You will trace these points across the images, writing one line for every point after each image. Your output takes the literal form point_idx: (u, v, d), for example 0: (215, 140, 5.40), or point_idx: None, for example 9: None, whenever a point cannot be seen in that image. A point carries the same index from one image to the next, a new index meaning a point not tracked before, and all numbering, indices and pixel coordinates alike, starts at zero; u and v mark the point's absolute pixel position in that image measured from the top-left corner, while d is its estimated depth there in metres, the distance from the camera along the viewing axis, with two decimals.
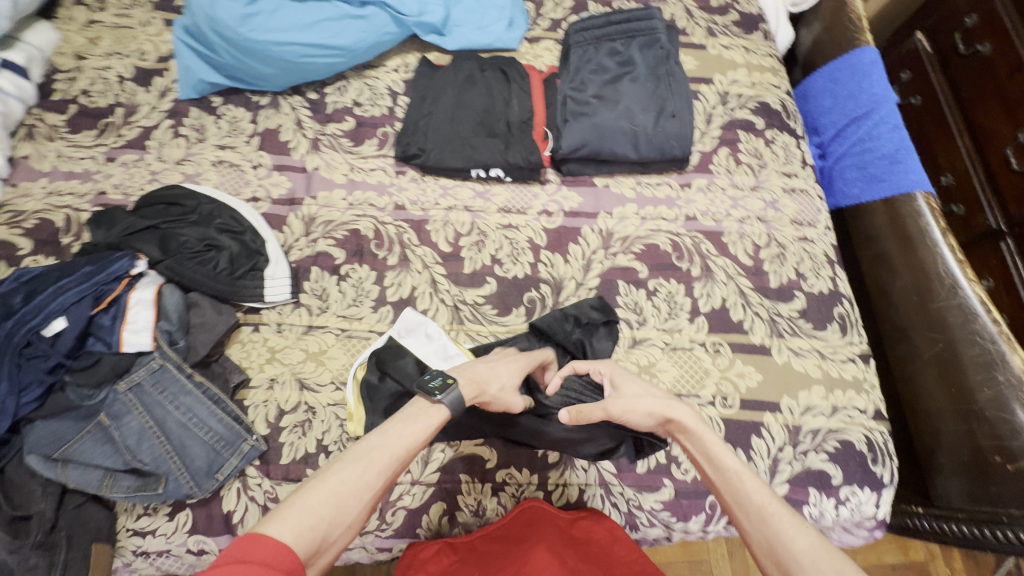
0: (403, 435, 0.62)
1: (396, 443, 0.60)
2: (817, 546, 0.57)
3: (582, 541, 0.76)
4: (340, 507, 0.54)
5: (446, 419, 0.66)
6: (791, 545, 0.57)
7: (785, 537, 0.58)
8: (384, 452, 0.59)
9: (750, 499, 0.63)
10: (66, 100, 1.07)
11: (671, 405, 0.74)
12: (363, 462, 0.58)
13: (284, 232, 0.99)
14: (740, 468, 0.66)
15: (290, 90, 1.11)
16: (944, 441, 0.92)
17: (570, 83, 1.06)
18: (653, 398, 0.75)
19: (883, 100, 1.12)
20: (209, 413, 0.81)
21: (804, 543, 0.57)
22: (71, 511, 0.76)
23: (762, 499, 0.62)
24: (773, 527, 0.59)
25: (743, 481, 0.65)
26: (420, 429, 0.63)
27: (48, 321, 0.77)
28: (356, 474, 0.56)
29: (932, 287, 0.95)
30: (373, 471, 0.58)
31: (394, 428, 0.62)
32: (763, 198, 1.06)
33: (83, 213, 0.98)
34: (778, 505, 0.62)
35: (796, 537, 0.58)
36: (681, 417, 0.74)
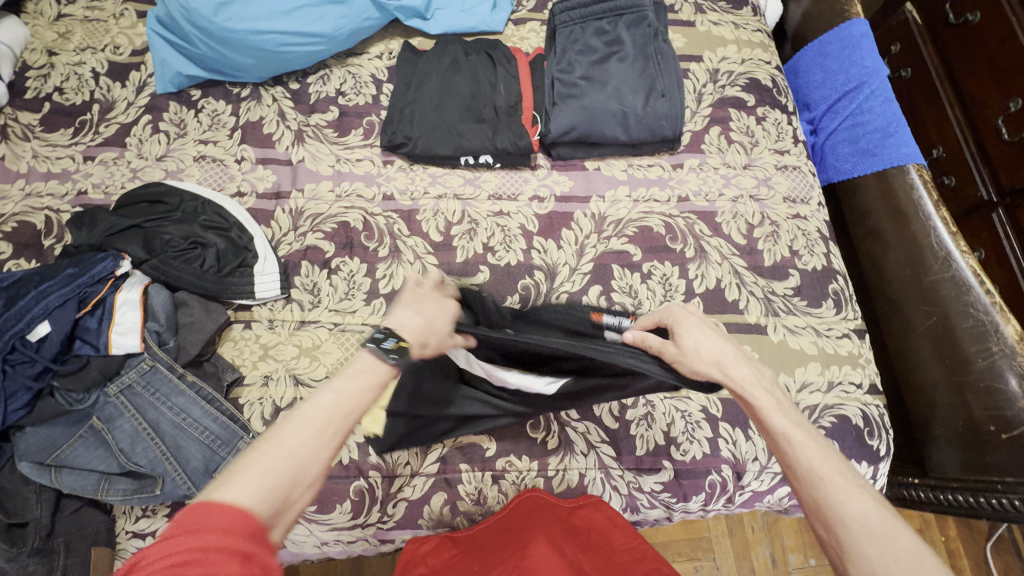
0: (357, 385, 0.54)
1: (349, 400, 0.52)
2: (872, 516, 0.50)
3: (582, 528, 0.76)
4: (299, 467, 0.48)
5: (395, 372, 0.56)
6: (841, 510, 0.51)
7: (835, 501, 0.51)
8: (336, 408, 0.52)
9: (803, 464, 0.54)
10: (39, 98, 1.04)
11: (729, 358, 0.60)
12: (314, 419, 0.50)
13: (272, 227, 0.97)
14: (790, 423, 0.57)
15: (271, 81, 1.08)
16: (939, 413, 0.93)
17: (558, 64, 1.03)
18: (713, 346, 0.61)
19: (873, 72, 1.11)
20: (203, 412, 0.80)
21: (857, 509, 0.51)
22: (69, 516, 0.75)
23: (816, 463, 0.54)
24: (822, 490, 0.52)
25: (791, 437, 0.56)
26: (374, 386, 0.54)
27: (33, 327, 0.75)
28: (307, 434, 0.49)
29: (925, 261, 0.95)
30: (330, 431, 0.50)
31: (344, 380, 0.54)
32: (755, 176, 1.05)
33: (64, 214, 0.96)
34: (832, 466, 0.54)
35: (848, 503, 0.51)
36: (738, 371, 0.60)
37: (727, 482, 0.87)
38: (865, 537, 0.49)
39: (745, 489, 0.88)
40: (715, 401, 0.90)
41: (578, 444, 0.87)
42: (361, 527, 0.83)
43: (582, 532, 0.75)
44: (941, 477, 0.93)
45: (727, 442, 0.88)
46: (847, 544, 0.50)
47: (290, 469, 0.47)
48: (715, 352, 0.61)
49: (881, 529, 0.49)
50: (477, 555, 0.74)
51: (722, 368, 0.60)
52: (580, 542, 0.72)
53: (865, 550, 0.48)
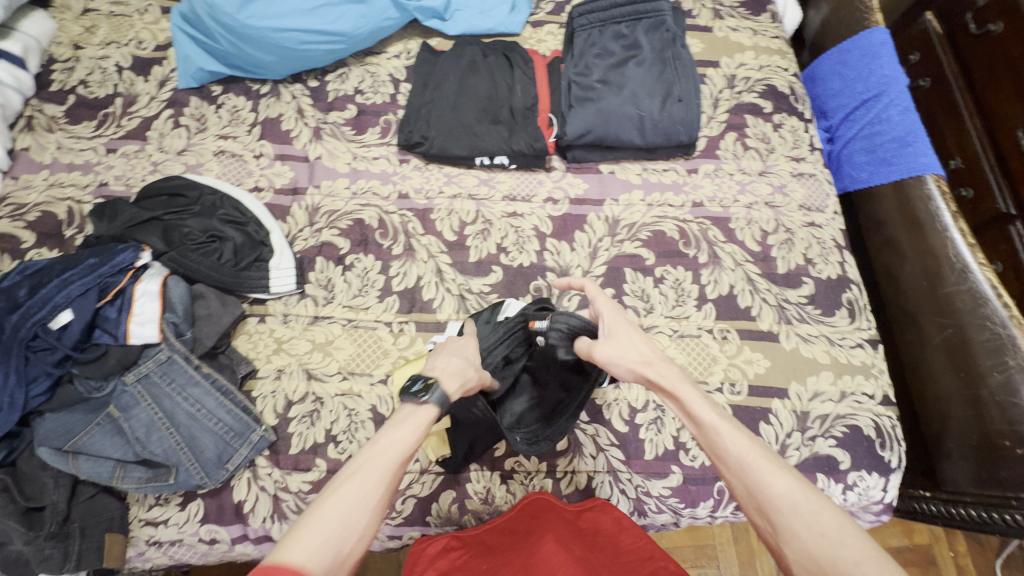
0: (400, 435, 0.58)
1: (387, 448, 0.56)
2: (796, 492, 0.53)
3: (590, 530, 0.76)
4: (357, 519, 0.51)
5: (437, 413, 0.62)
6: (766, 492, 0.54)
7: (761, 483, 0.54)
8: (386, 459, 0.55)
9: (727, 451, 0.58)
10: (64, 91, 1.06)
11: (652, 361, 0.65)
12: (377, 469, 0.54)
13: (288, 223, 0.98)
14: (714, 416, 0.60)
15: (291, 79, 1.09)
16: (953, 426, 0.92)
17: (575, 67, 1.04)
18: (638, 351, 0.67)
19: (892, 81, 1.10)
20: (217, 404, 0.81)
21: (782, 489, 0.54)
22: (84, 503, 0.76)
23: (740, 449, 0.57)
24: (750, 474, 0.55)
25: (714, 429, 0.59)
26: (409, 431, 0.58)
27: (55, 315, 0.77)
28: (370, 480, 0.53)
29: (941, 272, 0.95)
30: (384, 479, 0.54)
31: (392, 433, 0.58)
32: (771, 183, 1.05)
33: (85, 206, 0.98)
34: (755, 449, 0.57)
35: (773, 481, 0.54)
36: (661, 374, 0.65)
37: None
38: (792, 514, 0.52)
39: None
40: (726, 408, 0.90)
41: (587, 447, 0.87)
42: None
43: (590, 533, 0.75)
44: (953, 491, 0.92)
45: None
46: (779, 525, 0.52)
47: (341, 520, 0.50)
48: (641, 352, 0.67)
49: (805, 504, 0.52)
50: (485, 553, 0.74)
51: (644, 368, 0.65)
52: (590, 542, 0.73)
53: (795, 527, 0.51)
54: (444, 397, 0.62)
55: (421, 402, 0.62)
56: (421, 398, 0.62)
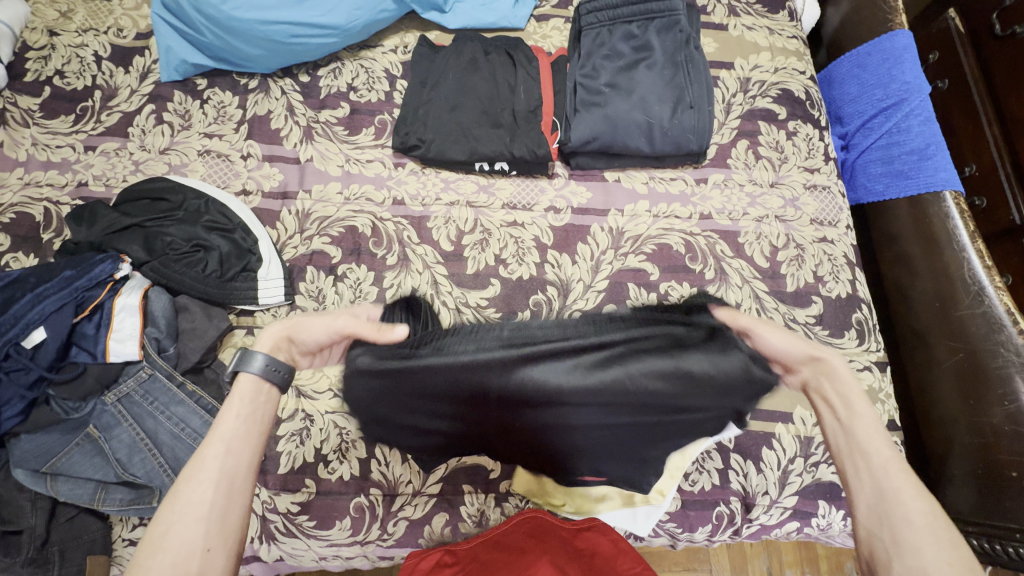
0: (225, 422, 0.55)
1: (212, 441, 0.53)
2: (931, 521, 0.50)
3: (587, 552, 0.74)
4: (187, 534, 0.48)
5: (262, 377, 0.60)
6: (900, 510, 0.51)
7: (896, 501, 0.51)
8: (210, 464, 0.52)
9: (872, 452, 0.56)
10: (39, 82, 1.00)
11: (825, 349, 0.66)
12: (201, 476, 0.51)
13: (278, 229, 0.94)
14: (870, 415, 0.59)
15: (280, 73, 1.03)
16: (957, 452, 0.90)
17: (581, 68, 0.98)
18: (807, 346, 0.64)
19: (915, 89, 1.03)
20: (202, 423, 0.78)
21: (919, 506, 0.51)
22: (64, 524, 0.74)
23: (885, 454, 0.55)
24: (885, 489, 0.52)
25: (856, 442, 0.57)
26: (230, 416, 0.56)
27: (28, 332, 0.73)
28: (189, 491, 0.50)
29: (955, 294, 0.91)
30: (210, 480, 0.50)
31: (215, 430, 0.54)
32: (783, 195, 1.01)
33: (64, 207, 0.93)
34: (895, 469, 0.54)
35: (908, 501, 0.51)
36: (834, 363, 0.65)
37: (735, 515, 0.85)
38: (925, 538, 0.48)
39: (753, 522, 0.86)
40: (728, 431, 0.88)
41: None
42: (361, 544, 0.82)
43: (585, 556, 0.73)
44: None
45: (738, 474, 0.86)
46: (907, 540, 0.49)
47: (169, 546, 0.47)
48: (803, 352, 0.63)
49: (938, 535, 0.48)
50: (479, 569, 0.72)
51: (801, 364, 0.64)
52: (587, 564, 0.71)
53: (918, 542, 0.48)
54: (264, 360, 0.60)
55: (242, 374, 0.59)
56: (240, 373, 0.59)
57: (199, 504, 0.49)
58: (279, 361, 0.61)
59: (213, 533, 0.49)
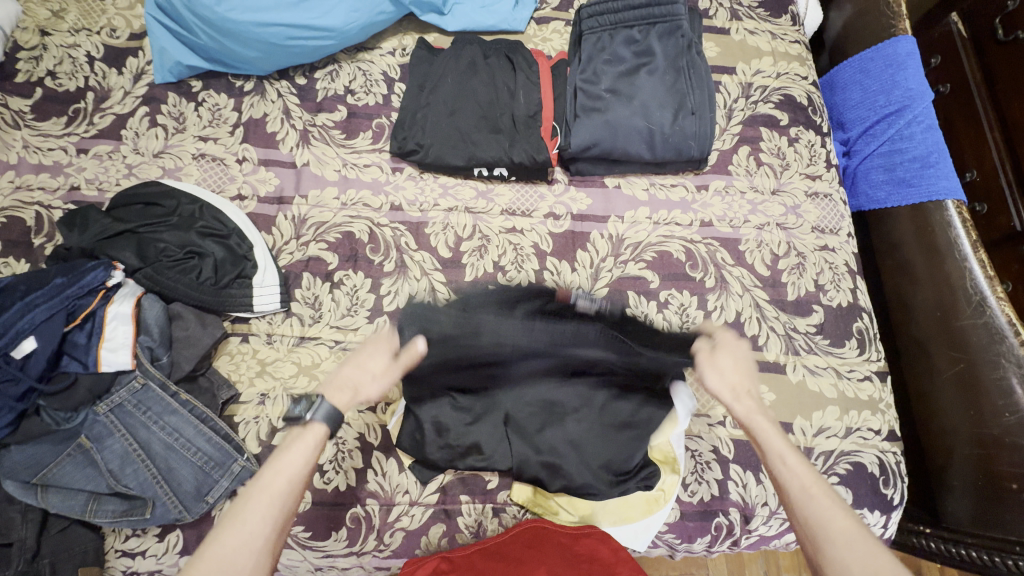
0: (289, 460, 0.62)
1: (277, 478, 0.60)
2: (854, 534, 0.58)
3: (588, 558, 0.71)
4: (239, 562, 0.54)
5: (328, 428, 0.66)
6: (824, 527, 0.59)
7: (819, 519, 0.60)
8: (272, 499, 0.59)
9: (790, 480, 0.64)
10: (31, 82, 0.98)
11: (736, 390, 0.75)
12: (261, 509, 0.58)
13: (273, 234, 0.92)
14: (783, 446, 0.67)
15: (276, 75, 1.02)
16: (956, 462, 0.89)
17: (582, 72, 0.97)
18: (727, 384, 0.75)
19: (918, 96, 1.03)
20: (196, 432, 0.77)
21: (839, 524, 0.59)
22: (56, 536, 0.73)
23: (802, 480, 0.63)
24: (811, 510, 0.61)
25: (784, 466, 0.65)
26: (299, 457, 0.62)
27: (18, 342, 0.72)
28: (251, 522, 0.57)
29: (957, 303, 0.91)
30: (270, 515, 0.58)
31: (278, 467, 0.61)
32: (784, 203, 1.00)
33: (55, 211, 0.91)
34: (818, 487, 0.63)
35: (831, 520, 0.60)
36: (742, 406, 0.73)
37: (734, 526, 0.85)
38: (846, 551, 0.56)
39: (752, 533, 0.85)
40: (727, 441, 0.87)
41: None
42: (356, 555, 0.81)
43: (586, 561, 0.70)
44: (954, 528, 0.90)
45: (737, 485, 0.85)
46: (832, 554, 0.57)
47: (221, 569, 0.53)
48: (724, 389, 0.75)
49: (858, 545, 0.57)
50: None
51: (733, 398, 0.74)
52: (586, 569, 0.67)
53: (837, 551, 0.57)
54: (333, 410, 0.67)
55: (308, 421, 0.66)
56: (307, 420, 0.66)
57: (254, 536, 0.56)
58: (337, 413, 0.68)
59: (257, 565, 0.55)
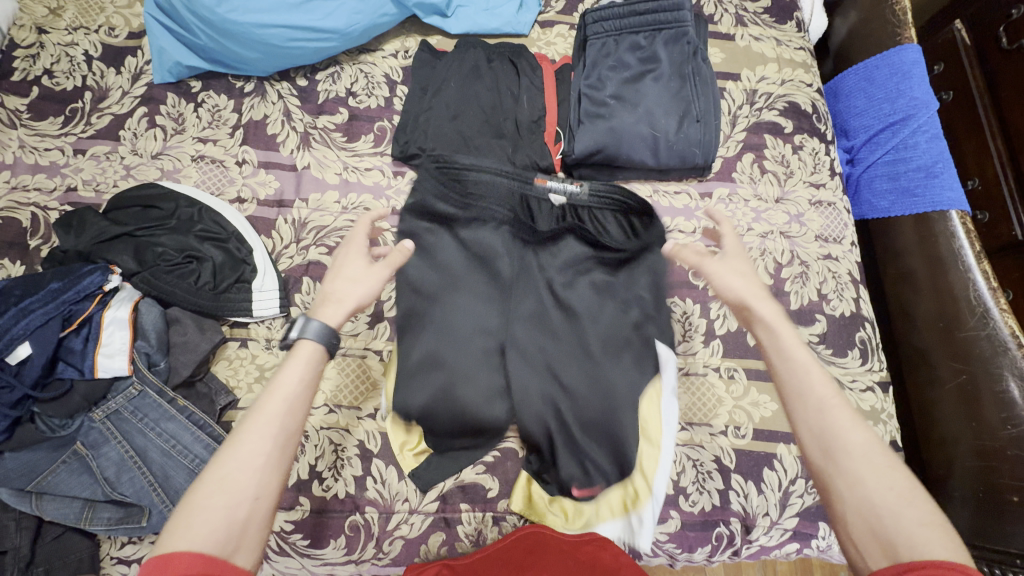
0: (287, 378, 0.60)
1: (275, 397, 0.58)
2: (869, 446, 0.58)
3: (594, 565, 0.74)
4: (241, 486, 0.53)
5: (323, 345, 0.63)
6: (845, 439, 0.58)
7: (841, 431, 0.59)
8: (269, 423, 0.57)
9: (813, 391, 0.62)
10: (27, 81, 0.97)
11: (756, 293, 0.72)
12: (259, 431, 0.56)
13: (273, 238, 0.92)
14: (806, 355, 0.65)
15: (277, 76, 1.01)
16: (956, 473, 0.90)
17: (586, 78, 0.96)
18: (747, 283, 0.73)
19: (923, 105, 1.02)
20: (193, 439, 0.76)
21: (857, 438, 0.58)
22: (50, 543, 0.72)
23: (825, 391, 0.62)
24: (829, 420, 0.60)
25: (813, 385, 0.63)
26: (294, 372, 0.60)
27: (13, 348, 0.71)
28: (248, 444, 0.55)
29: (959, 315, 0.91)
30: (270, 436, 0.56)
31: (275, 388, 0.59)
32: (788, 211, 0.99)
33: (52, 213, 0.90)
34: (839, 401, 0.61)
35: (849, 432, 0.59)
36: (762, 308, 0.71)
37: (735, 536, 0.84)
38: (860, 461, 0.57)
39: (753, 543, 0.85)
40: (729, 451, 0.87)
41: None
42: (356, 562, 0.81)
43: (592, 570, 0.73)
44: None
45: (738, 495, 0.85)
46: (844, 464, 0.57)
47: (220, 491, 0.53)
48: (739, 285, 0.73)
49: (879, 462, 0.57)
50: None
51: (750, 300, 0.72)
52: None
53: (851, 459, 0.57)
54: (324, 329, 0.63)
55: (300, 336, 0.63)
56: (297, 338, 0.63)
57: (256, 454, 0.55)
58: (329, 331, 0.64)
59: (263, 486, 0.54)
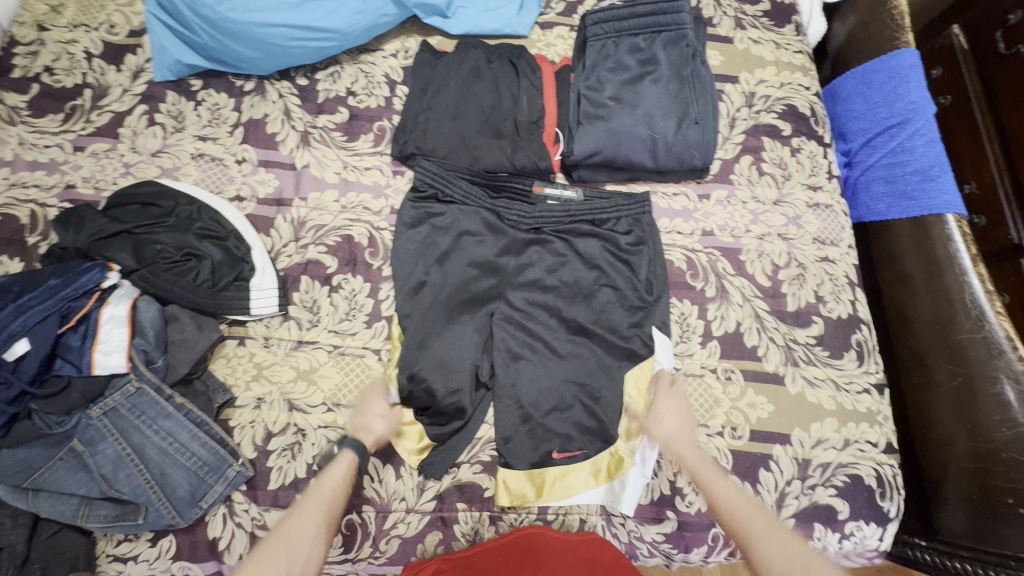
0: (333, 474, 0.74)
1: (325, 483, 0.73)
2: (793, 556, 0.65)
3: (591, 560, 0.73)
4: (293, 556, 0.65)
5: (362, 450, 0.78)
6: (754, 524, 0.70)
7: (746, 517, 0.71)
8: (322, 502, 0.71)
9: (725, 505, 0.73)
10: (27, 78, 0.97)
11: (677, 426, 0.82)
12: (314, 508, 0.70)
13: (272, 236, 0.92)
14: (707, 473, 0.77)
15: (278, 75, 1.01)
16: (952, 476, 0.90)
17: (586, 80, 0.96)
18: (674, 419, 0.82)
19: (920, 109, 1.03)
20: (191, 437, 0.77)
21: (776, 545, 0.67)
22: (46, 540, 0.72)
23: (735, 503, 0.73)
24: (749, 528, 0.70)
25: (722, 481, 0.75)
26: (338, 469, 0.75)
27: (10, 345, 0.71)
28: (302, 522, 0.68)
29: (955, 318, 0.91)
30: (321, 509, 0.70)
31: (325, 479, 0.74)
32: (785, 213, 1.00)
33: (50, 210, 0.90)
34: (747, 510, 0.72)
35: (767, 538, 0.68)
36: (676, 436, 0.81)
37: None
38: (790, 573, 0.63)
39: None
40: (725, 452, 0.87)
41: None
42: (352, 561, 0.80)
43: (587, 562, 0.72)
44: (950, 541, 0.90)
45: None
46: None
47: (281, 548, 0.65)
48: (666, 423, 0.82)
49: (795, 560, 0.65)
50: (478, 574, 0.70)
51: (670, 432, 0.81)
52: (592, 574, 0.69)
53: (769, 558, 0.66)
54: (357, 442, 0.77)
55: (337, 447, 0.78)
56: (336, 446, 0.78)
57: (310, 526, 0.68)
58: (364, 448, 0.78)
59: (312, 554, 0.66)
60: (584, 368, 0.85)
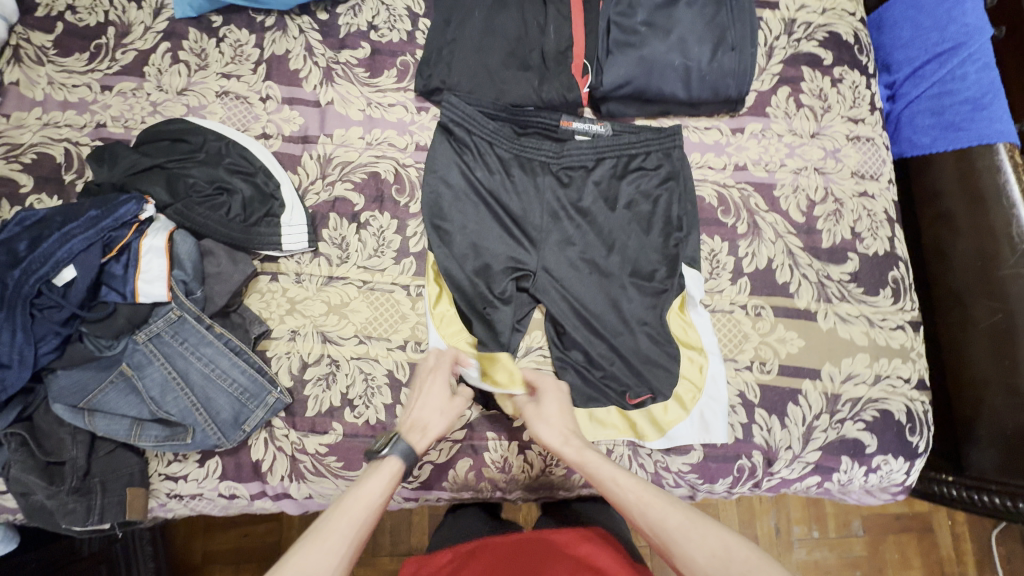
0: (369, 489, 0.65)
1: (358, 497, 0.63)
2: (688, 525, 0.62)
3: (590, 567, 0.67)
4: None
5: (404, 463, 0.69)
6: (640, 499, 0.65)
7: (636, 495, 0.65)
8: (351, 521, 0.62)
9: (618, 489, 0.66)
10: (51, 17, 0.96)
11: (559, 411, 0.76)
12: (338, 529, 0.60)
13: (299, 174, 0.92)
14: (596, 456, 0.70)
15: (297, 10, 0.98)
16: (985, 413, 0.88)
17: (616, 5, 0.92)
18: (553, 408, 0.76)
19: (976, 32, 0.96)
20: (232, 364, 0.80)
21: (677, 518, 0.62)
22: (103, 457, 0.76)
23: (624, 482, 0.67)
24: (651, 512, 0.64)
25: (604, 467, 0.68)
26: (376, 483, 0.65)
27: (59, 270, 0.74)
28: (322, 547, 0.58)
29: (999, 252, 0.88)
30: (344, 534, 0.60)
31: (360, 490, 0.64)
32: (823, 146, 0.96)
33: (84, 148, 0.91)
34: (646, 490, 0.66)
35: (668, 514, 0.63)
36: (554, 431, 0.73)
37: (757, 468, 0.85)
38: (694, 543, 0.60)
39: (774, 475, 0.86)
40: (754, 386, 0.87)
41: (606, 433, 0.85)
42: None
43: (589, 572, 0.66)
44: (978, 478, 0.89)
45: (761, 429, 0.86)
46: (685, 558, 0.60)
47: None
48: (553, 420, 0.75)
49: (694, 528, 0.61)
50: None
51: (547, 419, 0.75)
52: None
53: (686, 547, 0.60)
54: (408, 449, 0.69)
55: (384, 455, 0.68)
56: (384, 453, 0.68)
57: (332, 550, 0.59)
58: (414, 453, 0.70)
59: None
60: (612, 302, 0.85)
